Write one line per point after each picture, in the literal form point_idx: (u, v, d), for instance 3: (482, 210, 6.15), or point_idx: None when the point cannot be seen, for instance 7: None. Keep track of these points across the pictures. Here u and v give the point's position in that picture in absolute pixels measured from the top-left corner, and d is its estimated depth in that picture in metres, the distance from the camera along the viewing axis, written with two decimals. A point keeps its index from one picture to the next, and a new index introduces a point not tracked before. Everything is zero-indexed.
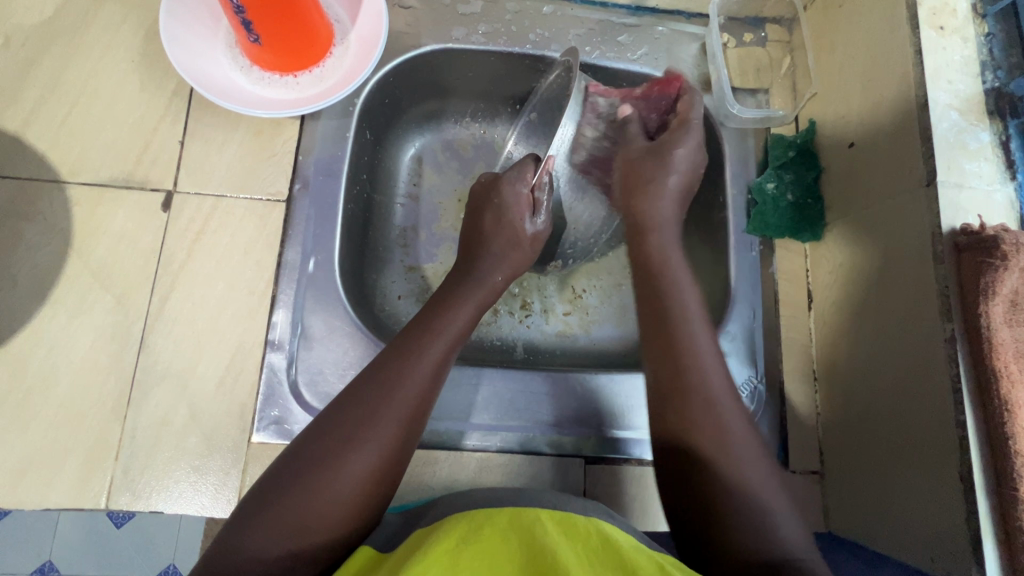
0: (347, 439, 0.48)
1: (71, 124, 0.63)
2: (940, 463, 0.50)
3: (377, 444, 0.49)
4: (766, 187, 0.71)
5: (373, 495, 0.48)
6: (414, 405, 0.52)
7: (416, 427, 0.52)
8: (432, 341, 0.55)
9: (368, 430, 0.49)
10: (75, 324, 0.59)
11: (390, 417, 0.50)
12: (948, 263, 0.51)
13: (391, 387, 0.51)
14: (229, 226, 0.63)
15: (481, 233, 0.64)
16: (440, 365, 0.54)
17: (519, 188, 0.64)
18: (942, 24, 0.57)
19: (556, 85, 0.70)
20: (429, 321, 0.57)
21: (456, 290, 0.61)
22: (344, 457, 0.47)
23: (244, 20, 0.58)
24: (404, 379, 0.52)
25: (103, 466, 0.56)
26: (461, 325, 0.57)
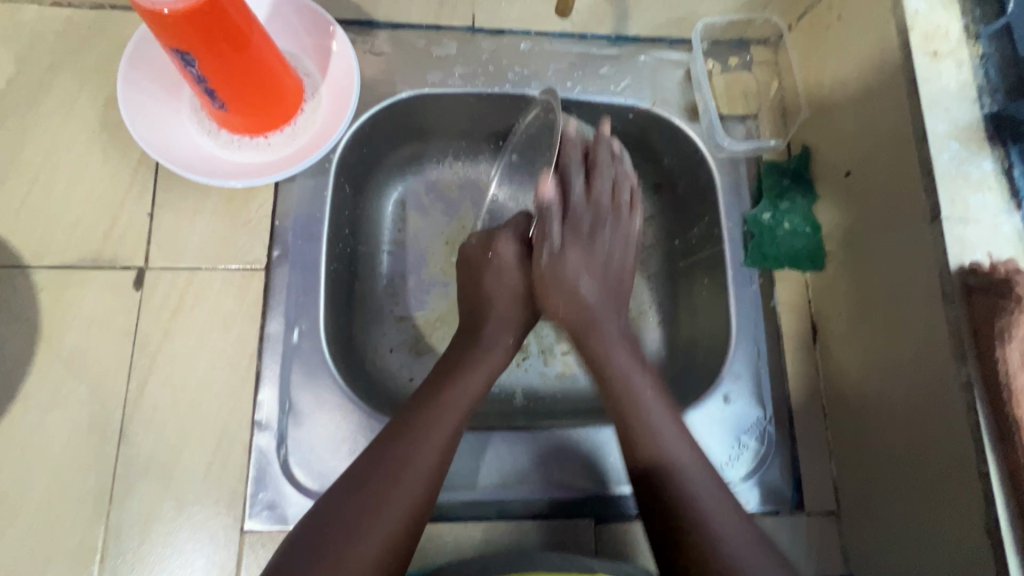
0: (349, 529, 0.46)
1: (31, 204, 0.60)
2: (963, 513, 0.48)
3: (381, 533, 0.46)
4: (761, 217, 0.69)
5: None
6: (422, 489, 0.49)
7: (425, 511, 0.49)
8: (442, 416, 0.52)
9: (370, 521, 0.46)
10: (48, 418, 0.55)
11: (395, 504, 0.47)
12: (958, 304, 0.49)
13: (398, 469, 0.48)
14: (208, 299, 0.60)
15: (482, 292, 0.63)
16: (450, 443, 0.52)
17: (513, 244, 0.64)
18: (935, 49, 0.55)
19: (535, 123, 0.68)
20: (440, 393, 0.54)
21: (467, 355, 0.59)
22: (344, 550, 0.44)
23: (206, 88, 0.55)
24: (411, 459, 0.49)
25: (88, 570, 0.53)
26: (471, 396, 0.55)
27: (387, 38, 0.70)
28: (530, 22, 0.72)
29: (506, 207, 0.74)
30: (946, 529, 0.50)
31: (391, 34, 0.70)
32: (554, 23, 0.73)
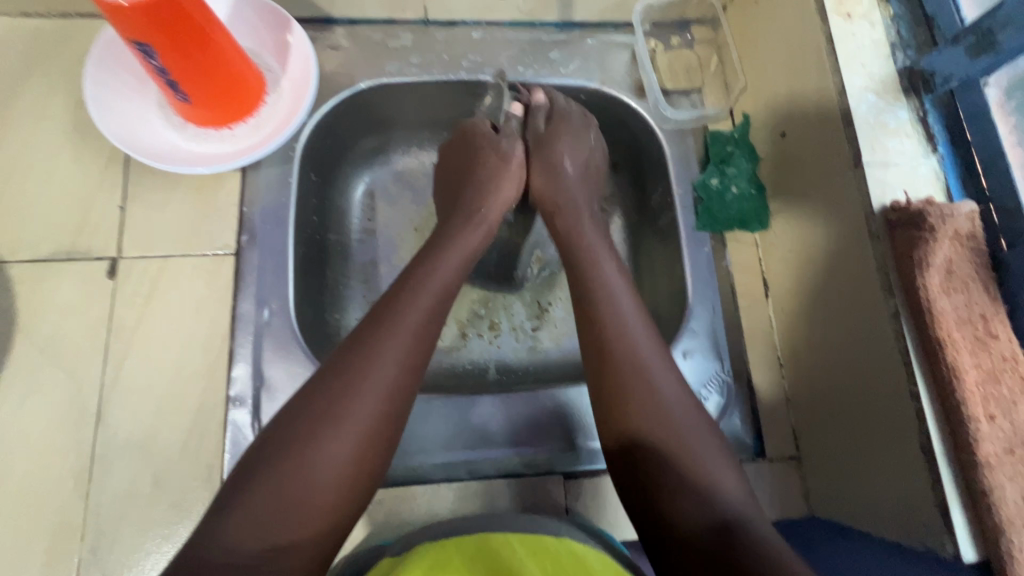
0: (334, 408, 0.45)
1: (5, 202, 0.62)
2: (902, 433, 0.51)
3: (361, 416, 0.45)
4: (710, 183, 0.73)
5: (368, 461, 0.45)
6: (398, 372, 0.48)
7: (405, 393, 0.48)
8: (415, 293, 0.52)
9: (349, 406, 0.45)
10: (27, 404, 0.57)
11: (371, 389, 0.46)
12: (883, 241, 0.53)
13: (370, 358, 0.47)
14: (180, 284, 0.62)
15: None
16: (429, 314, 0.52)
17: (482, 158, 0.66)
18: (849, 11, 0.59)
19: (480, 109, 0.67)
20: (409, 282, 0.53)
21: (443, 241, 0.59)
22: (333, 429, 0.44)
23: (169, 81, 0.58)
24: (389, 339, 0.49)
25: (70, 548, 0.55)
26: (447, 274, 0.55)
27: (345, 32, 0.73)
28: (480, 13, 0.76)
29: None
30: (890, 451, 0.53)
31: (349, 29, 0.74)
32: (502, 12, 0.77)
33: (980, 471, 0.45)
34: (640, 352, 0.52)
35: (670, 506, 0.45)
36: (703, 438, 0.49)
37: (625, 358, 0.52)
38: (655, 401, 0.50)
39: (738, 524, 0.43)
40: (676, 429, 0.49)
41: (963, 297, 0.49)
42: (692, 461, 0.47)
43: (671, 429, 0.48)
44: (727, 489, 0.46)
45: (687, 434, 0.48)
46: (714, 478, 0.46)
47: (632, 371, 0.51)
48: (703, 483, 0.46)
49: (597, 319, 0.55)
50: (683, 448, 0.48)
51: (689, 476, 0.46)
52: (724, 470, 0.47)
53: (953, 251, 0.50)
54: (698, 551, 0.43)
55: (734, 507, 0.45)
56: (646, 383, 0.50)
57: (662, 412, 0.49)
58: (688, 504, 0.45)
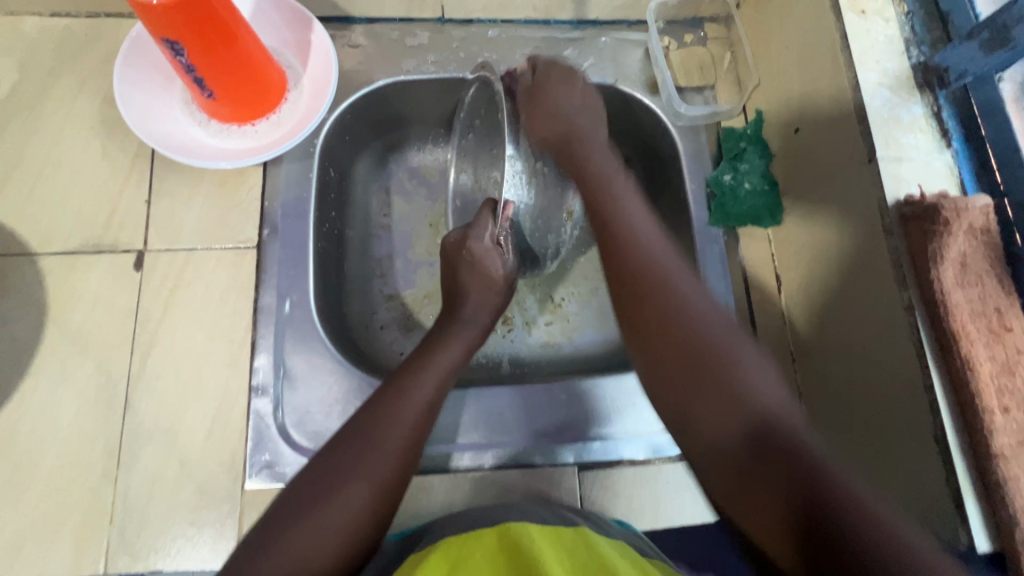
0: (340, 473, 0.49)
1: (36, 196, 0.64)
2: (912, 425, 0.52)
3: (371, 481, 0.49)
4: (723, 179, 0.74)
5: (370, 523, 0.48)
6: (405, 447, 0.52)
7: (405, 473, 0.52)
8: (417, 384, 0.56)
9: (361, 472, 0.49)
10: (58, 391, 0.59)
11: (384, 453, 0.51)
12: (897, 234, 0.53)
13: (385, 429, 0.52)
14: (204, 276, 0.64)
15: (456, 283, 0.65)
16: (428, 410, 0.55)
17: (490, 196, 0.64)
18: (863, 8, 0.60)
19: (477, 98, 0.69)
20: (423, 361, 0.58)
21: (440, 334, 0.62)
22: (335, 497, 0.48)
23: (195, 78, 0.60)
24: (392, 429, 0.52)
25: (99, 531, 0.56)
26: (449, 362, 0.59)
27: (363, 31, 0.75)
28: (496, 12, 0.77)
29: (467, 189, 0.75)
30: (900, 443, 0.53)
31: (367, 28, 0.75)
32: (517, 11, 0.78)
33: (994, 460, 0.46)
34: (661, 266, 0.54)
35: (699, 426, 0.45)
36: (727, 336, 0.48)
37: (627, 254, 0.55)
38: (673, 298, 0.51)
39: (774, 425, 0.43)
40: (709, 334, 0.48)
41: (976, 291, 0.50)
42: (718, 360, 0.46)
43: (697, 339, 0.48)
44: (760, 388, 0.45)
45: (721, 343, 0.48)
46: (757, 388, 0.45)
47: (654, 287, 0.52)
48: (732, 384, 0.45)
49: (633, 266, 0.54)
50: (720, 357, 0.47)
51: (719, 377, 0.46)
52: (760, 365, 0.47)
53: (968, 244, 0.50)
54: (729, 459, 0.43)
55: (773, 409, 0.43)
56: (658, 288, 0.52)
57: (683, 317, 0.50)
58: (711, 417, 0.45)
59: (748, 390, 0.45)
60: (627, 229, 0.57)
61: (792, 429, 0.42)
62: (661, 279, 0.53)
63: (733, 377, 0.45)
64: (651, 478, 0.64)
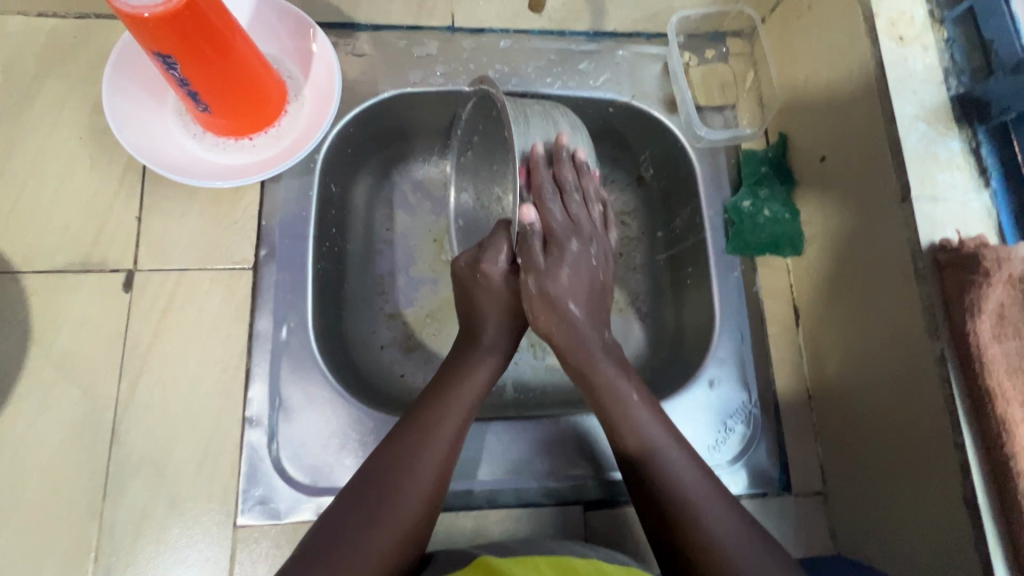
0: (369, 520, 0.47)
1: (20, 210, 0.61)
2: (943, 483, 0.49)
3: (400, 522, 0.48)
4: (742, 204, 0.70)
5: (396, 572, 0.47)
6: (433, 485, 0.51)
7: (433, 509, 0.51)
8: (440, 420, 0.53)
9: (389, 513, 0.48)
10: (41, 420, 0.56)
11: (412, 493, 0.49)
12: (930, 281, 0.51)
13: (411, 466, 0.50)
14: (197, 299, 0.61)
15: (471, 305, 0.61)
16: (453, 449, 0.53)
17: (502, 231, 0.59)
18: (901, 34, 0.56)
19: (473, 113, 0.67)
20: (446, 390, 0.56)
21: (461, 363, 0.59)
22: (363, 549, 0.46)
23: (189, 91, 0.56)
24: (417, 470, 0.50)
25: (83, 569, 0.54)
26: (473, 394, 0.56)
27: (368, 39, 0.71)
28: (508, 21, 0.73)
29: (470, 209, 0.73)
30: (928, 497, 0.51)
31: (372, 35, 0.71)
32: (531, 21, 0.74)
33: None
34: (597, 363, 0.56)
35: (691, 508, 0.48)
36: (706, 449, 0.51)
37: (579, 351, 0.56)
38: (611, 393, 0.55)
39: (707, 543, 0.46)
40: (636, 428, 0.53)
41: (1016, 344, 0.46)
42: (669, 485, 0.49)
43: (656, 467, 0.51)
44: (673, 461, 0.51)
45: (664, 457, 0.51)
46: (677, 478, 0.50)
47: (593, 375, 0.55)
48: (689, 510, 0.48)
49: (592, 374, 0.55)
50: (643, 450, 0.52)
51: (662, 477, 0.50)
52: (686, 468, 0.51)
53: (1008, 294, 0.47)
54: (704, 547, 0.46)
55: (709, 530, 0.46)
56: (609, 386, 0.55)
57: (619, 417, 0.54)
58: (687, 500, 0.49)
59: (696, 502, 0.48)
60: (596, 330, 0.58)
61: (739, 565, 0.44)
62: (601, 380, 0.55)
63: (666, 483, 0.50)
64: None
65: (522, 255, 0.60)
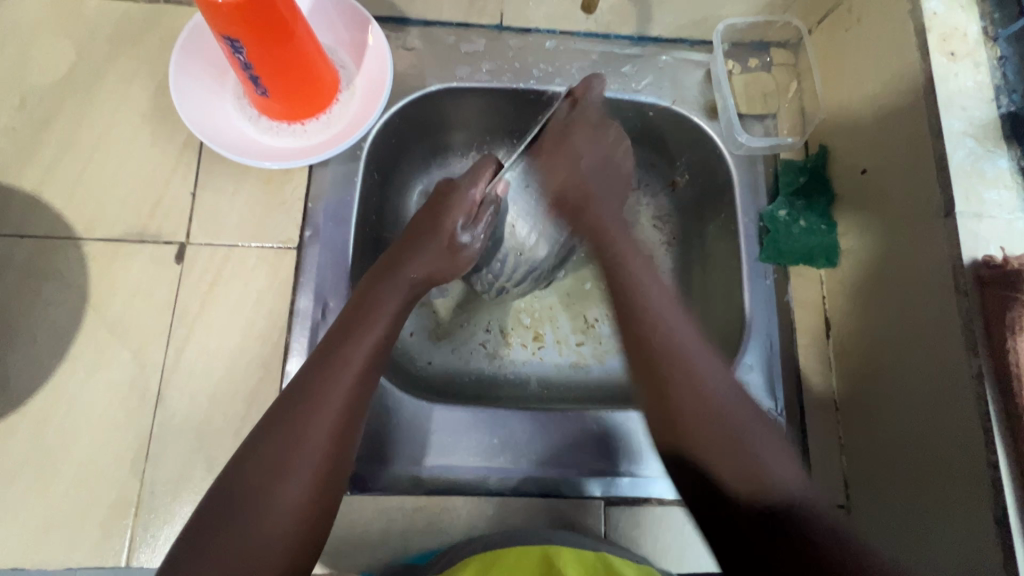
0: (270, 476, 0.45)
1: (85, 182, 0.64)
2: (975, 504, 0.49)
3: (305, 473, 0.46)
4: (778, 214, 0.70)
5: (304, 525, 0.45)
6: (339, 422, 0.48)
7: (343, 454, 0.48)
8: (346, 362, 0.49)
9: (289, 462, 0.45)
10: (92, 380, 0.59)
11: (314, 441, 0.46)
12: (971, 297, 0.50)
13: (312, 411, 0.47)
14: (242, 274, 0.64)
15: (414, 234, 0.60)
16: (358, 388, 0.49)
17: (472, 189, 0.62)
18: (952, 49, 0.56)
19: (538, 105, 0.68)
20: (348, 330, 0.52)
21: (374, 290, 0.55)
22: (271, 501, 0.44)
23: (251, 75, 0.59)
24: (314, 419, 0.47)
25: (123, 523, 0.56)
26: (379, 328, 0.53)
27: (419, 34, 0.73)
28: (556, 22, 0.74)
29: None
30: (957, 514, 0.51)
31: (422, 31, 0.73)
32: (579, 22, 0.74)
33: None
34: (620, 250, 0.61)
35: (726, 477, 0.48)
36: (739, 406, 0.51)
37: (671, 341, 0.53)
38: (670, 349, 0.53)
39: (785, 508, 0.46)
40: (725, 416, 0.50)
41: None
42: (739, 442, 0.49)
43: (718, 416, 0.50)
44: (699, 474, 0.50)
45: (735, 421, 0.50)
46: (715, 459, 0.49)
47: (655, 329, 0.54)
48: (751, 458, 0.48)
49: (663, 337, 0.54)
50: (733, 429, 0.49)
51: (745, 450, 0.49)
52: (775, 451, 0.49)
53: None
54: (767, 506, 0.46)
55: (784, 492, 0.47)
56: (656, 325, 0.55)
57: (706, 395, 0.51)
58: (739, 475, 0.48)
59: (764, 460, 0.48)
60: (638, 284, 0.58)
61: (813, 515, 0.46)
62: (675, 347, 0.53)
63: (749, 447, 0.49)
64: (679, 520, 0.62)
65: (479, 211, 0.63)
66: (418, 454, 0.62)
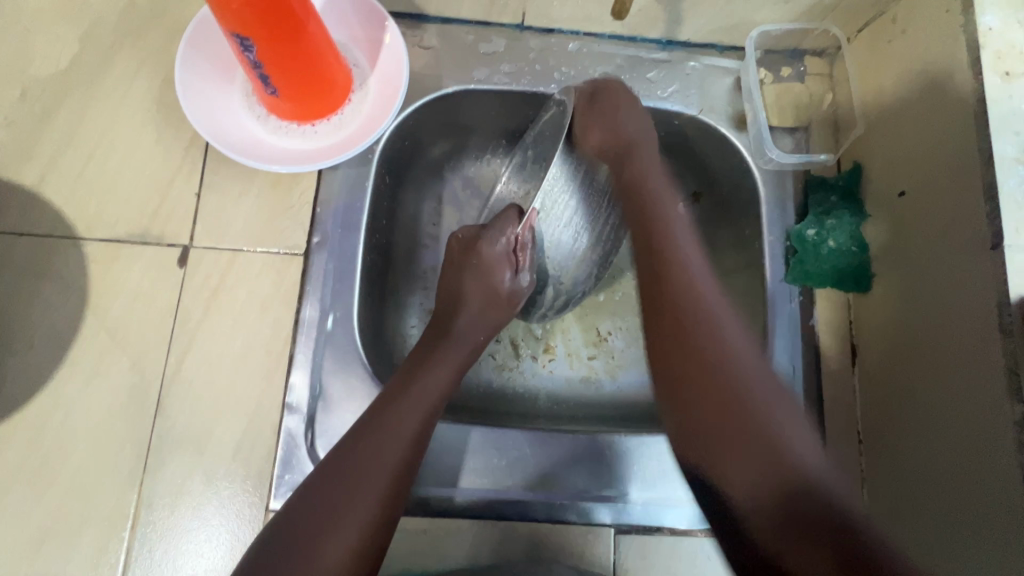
0: (319, 530, 0.45)
1: (86, 178, 0.62)
2: (1004, 552, 0.47)
3: (354, 529, 0.46)
4: (806, 234, 0.66)
5: None
6: (392, 480, 0.49)
7: (394, 509, 0.49)
8: (400, 424, 0.51)
9: (341, 516, 0.46)
10: (91, 386, 0.57)
11: (367, 496, 0.47)
12: (1017, 338, 0.47)
13: (368, 465, 0.48)
14: (247, 280, 0.61)
15: (458, 293, 0.61)
16: (413, 447, 0.51)
17: (500, 239, 0.60)
18: (1008, 68, 0.52)
19: (547, 120, 0.64)
20: (407, 388, 0.53)
21: (431, 353, 0.57)
22: (317, 557, 0.44)
23: (261, 74, 0.56)
24: (370, 474, 0.48)
25: (120, 536, 0.55)
26: (436, 393, 0.54)
27: (437, 32, 0.70)
28: (580, 23, 0.70)
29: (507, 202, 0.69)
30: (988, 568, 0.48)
31: (440, 29, 0.70)
32: (604, 24, 0.69)
33: None
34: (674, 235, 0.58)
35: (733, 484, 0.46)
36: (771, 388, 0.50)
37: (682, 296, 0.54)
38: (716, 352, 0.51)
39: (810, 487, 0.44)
40: (751, 405, 0.49)
41: None
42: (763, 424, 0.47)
43: (730, 381, 0.50)
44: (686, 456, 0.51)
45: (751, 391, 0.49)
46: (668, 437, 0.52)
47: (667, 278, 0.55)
48: (766, 431, 0.47)
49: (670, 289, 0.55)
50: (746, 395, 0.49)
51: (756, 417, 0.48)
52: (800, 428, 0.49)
53: None
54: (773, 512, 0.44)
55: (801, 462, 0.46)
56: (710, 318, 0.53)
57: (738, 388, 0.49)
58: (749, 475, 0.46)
59: (782, 426, 0.48)
60: (671, 251, 0.57)
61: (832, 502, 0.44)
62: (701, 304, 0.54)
63: (770, 427, 0.47)
64: (690, 551, 0.60)
65: (522, 253, 0.60)
66: (422, 475, 0.59)
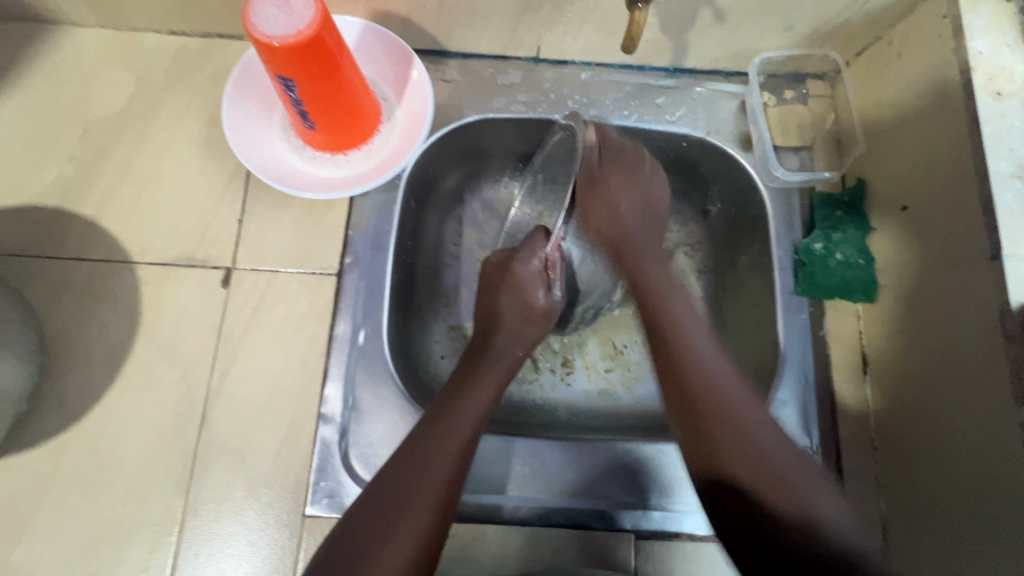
0: (378, 541, 0.48)
1: (140, 207, 0.68)
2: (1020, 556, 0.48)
3: (408, 538, 0.49)
4: (813, 247, 0.69)
5: None
6: (443, 492, 0.51)
7: (445, 519, 0.51)
8: (449, 438, 0.54)
9: (396, 524, 0.49)
10: (142, 399, 0.62)
11: (420, 507, 0.50)
12: (1018, 343, 0.49)
13: (421, 477, 0.51)
14: (285, 299, 0.66)
15: (494, 310, 0.65)
16: (461, 459, 0.53)
17: (532, 260, 0.65)
18: (999, 89, 0.55)
19: (559, 145, 0.69)
20: (454, 404, 0.56)
21: (475, 367, 0.60)
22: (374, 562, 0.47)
23: (300, 110, 0.61)
24: (422, 484, 0.51)
25: (167, 540, 0.59)
26: (481, 407, 0.57)
27: (458, 66, 0.75)
28: (592, 54, 0.74)
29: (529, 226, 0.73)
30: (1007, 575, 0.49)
31: (461, 63, 0.75)
32: (614, 55, 0.74)
33: None
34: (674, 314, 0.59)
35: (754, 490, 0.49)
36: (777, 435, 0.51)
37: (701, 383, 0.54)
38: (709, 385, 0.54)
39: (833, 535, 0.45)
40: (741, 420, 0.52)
41: None
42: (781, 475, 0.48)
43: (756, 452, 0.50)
44: (766, 449, 0.50)
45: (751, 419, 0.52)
46: (751, 432, 0.51)
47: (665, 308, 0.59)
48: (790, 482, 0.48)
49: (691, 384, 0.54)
50: (744, 410, 0.52)
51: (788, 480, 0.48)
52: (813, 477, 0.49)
53: None
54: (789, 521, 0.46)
55: (804, 487, 0.48)
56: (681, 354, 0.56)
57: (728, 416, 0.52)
58: (771, 485, 0.48)
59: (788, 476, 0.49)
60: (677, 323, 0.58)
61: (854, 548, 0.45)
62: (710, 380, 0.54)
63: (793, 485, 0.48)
64: (708, 554, 0.62)
65: (551, 270, 0.66)
66: None
